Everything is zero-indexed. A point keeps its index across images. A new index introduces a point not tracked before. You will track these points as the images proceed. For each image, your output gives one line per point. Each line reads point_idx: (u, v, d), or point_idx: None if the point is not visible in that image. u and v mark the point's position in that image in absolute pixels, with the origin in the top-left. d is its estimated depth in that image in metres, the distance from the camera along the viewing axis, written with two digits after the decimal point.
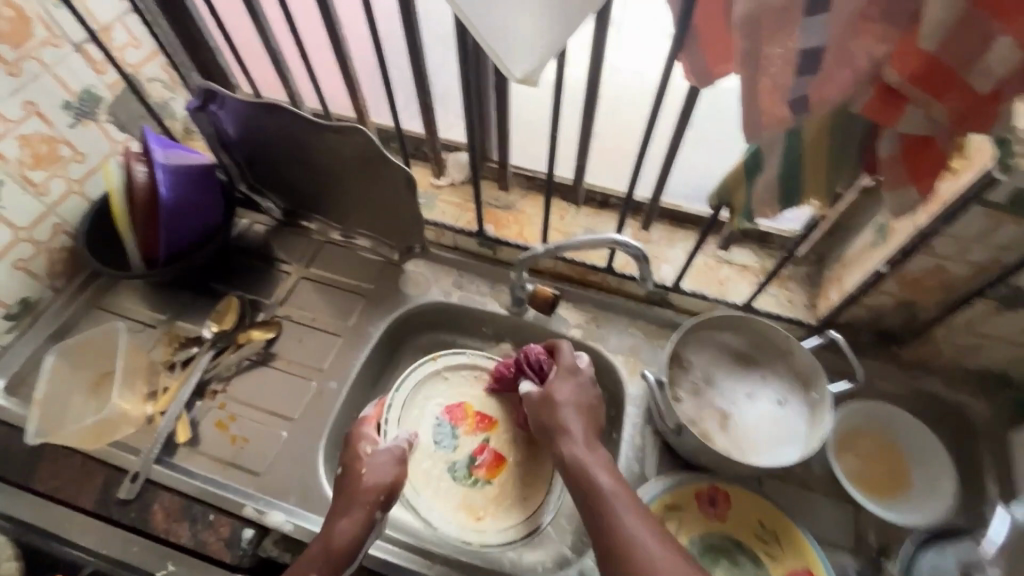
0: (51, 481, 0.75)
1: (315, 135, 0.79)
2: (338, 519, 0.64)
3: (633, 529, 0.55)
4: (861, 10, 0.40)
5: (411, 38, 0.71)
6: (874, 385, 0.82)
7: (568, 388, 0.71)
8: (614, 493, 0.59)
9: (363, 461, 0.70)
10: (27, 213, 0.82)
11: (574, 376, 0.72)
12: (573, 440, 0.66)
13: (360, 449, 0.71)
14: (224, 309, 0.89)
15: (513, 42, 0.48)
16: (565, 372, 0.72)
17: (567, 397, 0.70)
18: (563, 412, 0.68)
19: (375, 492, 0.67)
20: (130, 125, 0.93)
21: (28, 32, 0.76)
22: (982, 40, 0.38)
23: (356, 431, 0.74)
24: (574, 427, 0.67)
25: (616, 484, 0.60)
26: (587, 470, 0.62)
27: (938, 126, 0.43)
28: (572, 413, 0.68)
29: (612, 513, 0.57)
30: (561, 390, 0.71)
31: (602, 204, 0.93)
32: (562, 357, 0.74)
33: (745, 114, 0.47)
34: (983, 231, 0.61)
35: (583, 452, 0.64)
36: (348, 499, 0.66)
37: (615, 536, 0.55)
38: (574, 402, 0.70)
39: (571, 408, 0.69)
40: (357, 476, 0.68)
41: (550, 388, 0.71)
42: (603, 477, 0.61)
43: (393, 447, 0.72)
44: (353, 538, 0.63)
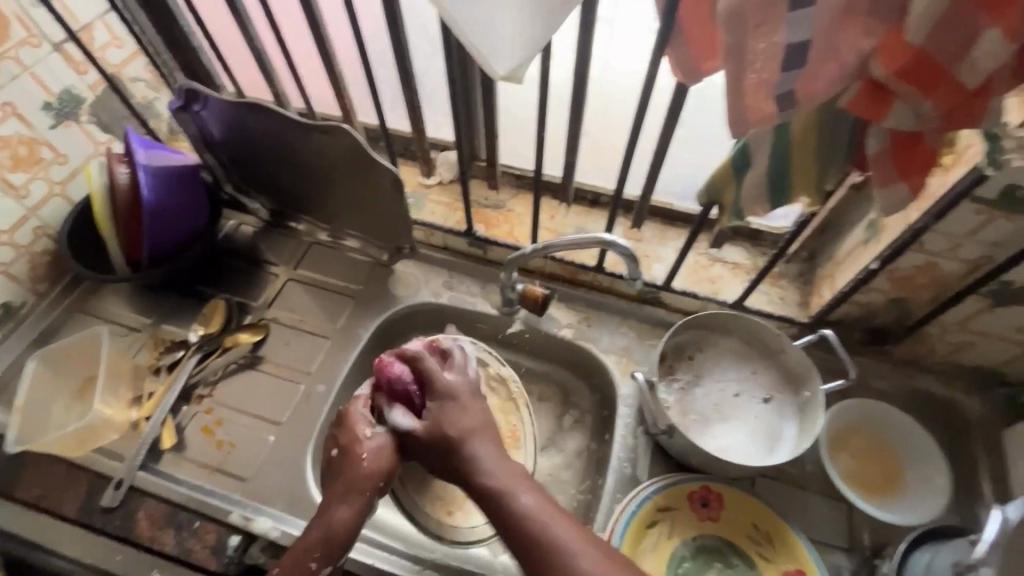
0: (33, 489, 0.74)
1: (301, 135, 0.78)
2: (339, 506, 0.59)
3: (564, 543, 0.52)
4: (847, 3, 0.39)
5: (395, 36, 0.70)
6: (867, 383, 0.81)
7: (459, 414, 0.61)
8: (538, 516, 0.54)
9: (363, 445, 0.62)
10: (7, 216, 0.80)
11: (456, 401, 0.62)
12: (481, 472, 0.57)
13: (358, 431, 0.63)
14: (210, 312, 0.88)
15: (495, 39, 0.47)
16: (444, 397, 0.62)
17: (461, 423, 0.60)
18: (468, 444, 0.59)
19: (378, 478, 0.60)
20: (113, 126, 0.92)
21: (4, 32, 0.74)
22: (970, 35, 0.37)
23: (348, 411, 0.66)
24: (484, 459, 0.58)
25: (540, 505, 0.55)
26: (504, 500, 0.55)
27: (927, 122, 0.42)
28: (477, 440, 0.59)
29: (540, 534, 0.52)
30: (453, 418, 0.61)
31: (592, 203, 0.92)
32: (441, 381, 0.63)
33: (731, 111, 0.46)
34: (974, 228, 0.60)
35: (493, 483, 0.56)
36: (347, 485, 0.60)
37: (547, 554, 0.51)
38: (472, 428, 0.60)
39: (478, 440, 0.59)
40: (357, 461, 0.61)
41: (437, 418, 0.61)
42: (524, 501, 0.55)
43: (394, 427, 0.64)
44: (353, 526, 0.58)
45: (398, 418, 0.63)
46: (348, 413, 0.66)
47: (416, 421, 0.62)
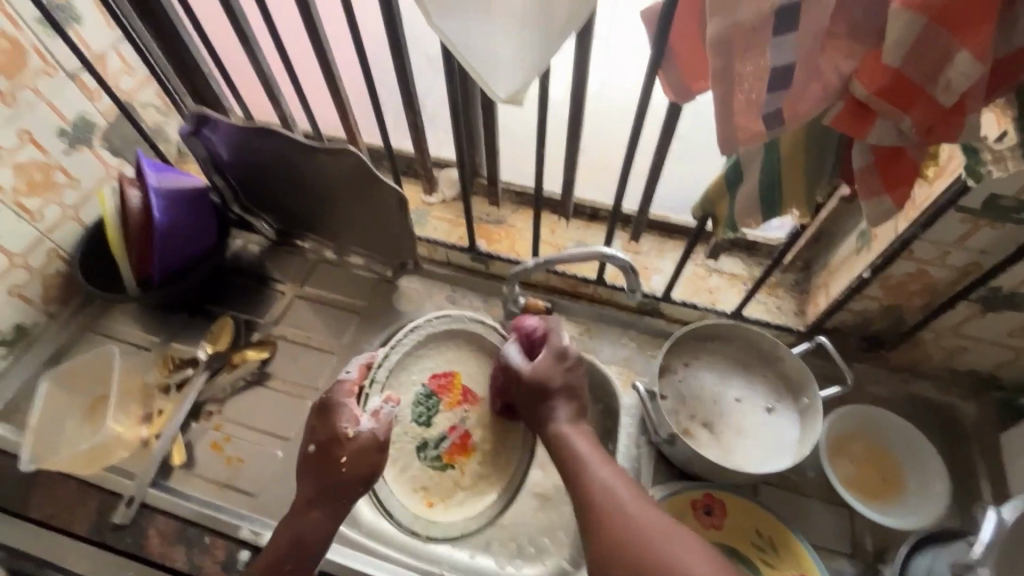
0: (46, 508, 0.75)
1: (308, 157, 0.81)
2: (312, 510, 0.65)
3: (608, 482, 0.60)
4: (827, 28, 0.41)
5: (399, 61, 0.73)
6: (865, 389, 0.83)
7: (559, 369, 0.70)
8: (593, 459, 0.63)
9: (343, 448, 0.66)
10: (21, 239, 0.82)
11: (564, 362, 0.70)
12: (556, 421, 0.67)
13: (340, 427, 0.67)
14: (219, 330, 0.90)
15: (497, 65, 0.50)
16: (557, 353, 0.70)
17: (560, 381, 0.69)
18: (556, 399, 0.68)
19: (351, 485, 0.65)
20: (124, 150, 0.94)
21: (23, 62, 0.77)
22: (943, 56, 0.40)
23: (334, 400, 0.70)
24: (559, 414, 0.68)
25: (596, 453, 0.64)
26: (568, 442, 0.65)
27: (907, 138, 0.44)
28: (562, 398, 0.69)
29: (590, 471, 0.62)
30: (555, 373, 0.69)
31: (591, 217, 0.94)
32: (553, 337, 0.71)
33: (721, 130, 0.48)
34: (961, 236, 0.62)
35: (568, 428, 0.67)
36: (322, 490, 0.65)
37: (592, 488, 0.60)
38: (560, 387, 0.69)
39: (564, 397, 0.69)
40: (335, 465, 0.66)
41: (541, 369, 0.69)
42: (582, 447, 0.64)
43: (375, 427, 0.68)
44: (323, 531, 0.64)
45: (510, 355, 0.72)
46: (333, 404, 0.69)
47: (527, 363, 0.70)
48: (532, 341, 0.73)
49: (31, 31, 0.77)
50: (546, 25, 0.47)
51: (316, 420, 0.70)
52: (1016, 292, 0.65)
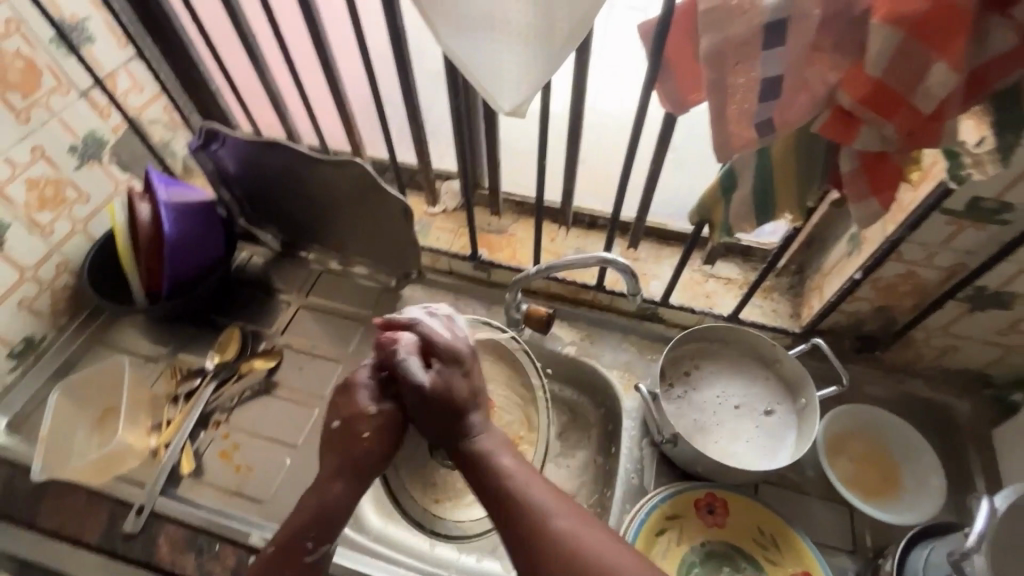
0: (54, 518, 0.75)
1: (314, 170, 0.83)
2: (337, 481, 0.62)
3: (542, 503, 0.54)
4: (813, 42, 0.44)
5: (404, 77, 0.76)
6: (861, 389, 0.85)
7: (459, 375, 0.65)
8: (519, 476, 0.57)
9: (365, 424, 0.65)
10: (32, 253, 0.84)
11: (460, 368, 0.66)
12: (471, 433, 0.62)
13: (360, 405, 0.66)
14: (225, 340, 0.91)
15: (501, 79, 0.53)
16: (450, 359, 0.66)
17: (462, 388, 0.65)
18: (465, 409, 0.63)
19: (375, 459, 0.63)
20: (133, 166, 0.96)
21: (37, 82, 0.79)
22: (921, 67, 0.42)
23: (354, 378, 0.69)
24: (475, 424, 0.63)
25: (520, 467, 0.58)
26: (490, 458, 0.59)
27: (891, 143, 0.47)
28: (469, 407, 0.64)
29: (518, 494, 0.55)
30: (456, 381, 0.65)
31: (590, 225, 0.97)
32: (445, 344, 0.66)
33: (716, 138, 0.51)
34: (947, 237, 0.65)
35: (485, 441, 0.61)
36: (345, 464, 0.63)
37: (522, 511, 0.54)
38: (467, 397, 0.64)
39: (473, 408, 0.64)
40: (357, 438, 0.64)
41: (438, 380, 0.64)
42: (505, 460, 0.59)
43: (396, 406, 0.67)
44: (348, 502, 0.61)
45: (408, 368, 0.64)
46: (354, 383, 0.68)
47: (422, 377, 0.64)
48: (425, 351, 0.66)
49: (47, 51, 0.80)
50: (550, 41, 0.50)
51: (339, 397, 0.68)
52: (1002, 290, 0.68)
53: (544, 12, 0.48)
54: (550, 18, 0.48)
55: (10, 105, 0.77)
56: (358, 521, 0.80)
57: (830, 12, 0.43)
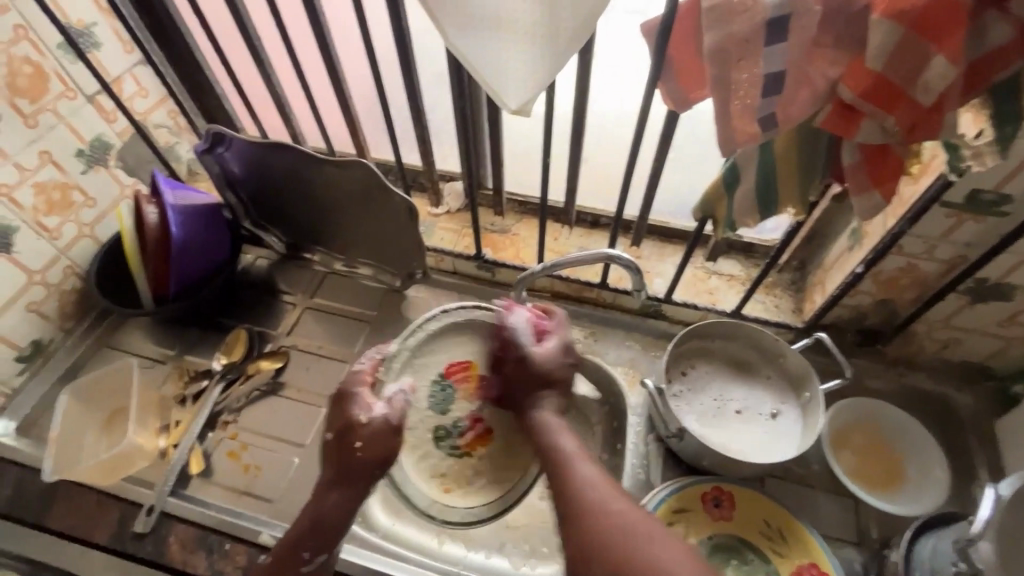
0: (65, 519, 0.76)
1: (319, 171, 0.84)
2: (330, 494, 0.63)
3: (590, 478, 0.57)
4: (814, 38, 0.45)
5: (409, 79, 0.77)
6: (863, 382, 0.86)
7: (561, 362, 0.68)
8: (577, 454, 0.60)
9: (359, 432, 0.66)
10: (40, 256, 0.84)
11: (566, 356, 0.69)
12: (542, 409, 0.66)
13: (353, 415, 0.67)
14: (232, 342, 0.92)
15: (507, 77, 0.54)
16: (565, 347, 0.69)
17: (557, 376, 0.68)
18: (550, 389, 0.67)
19: (369, 467, 0.64)
20: (138, 169, 0.97)
21: (44, 87, 0.80)
22: (921, 60, 0.43)
23: (347, 388, 0.70)
24: (548, 405, 0.66)
25: (581, 449, 0.61)
26: (553, 434, 0.63)
27: (892, 135, 0.48)
28: (557, 390, 0.68)
29: (571, 466, 0.58)
30: (556, 363, 0.68)
31: (593, 224, 0.98)
32: (559, 328, 0.70)
33: (719, 134, 0.52)
34: (947, 230, 0.66)
35: (554, 419, 0.65)
36: (339, 474, 0.64)
37: (571, 482, 0.57)
38: (556, 380, 0.68)
39: (552, 392, 0.67)
40: (350, 450, 0.65)
41: (549, 357, 0.68)
42: (567, 441, 0.62)
43: (389, 412, 0.67)
44: (344, 511, 0.63)
45: (518, 337, 0.69)
46: (347, 393, 0.70)
47: (536, 348, 0.68)
48: (541, 330, 0.70)
49: (55, 57, 0.80)
50: (555, 40, 0.50)
51: (331, 409, 0.70)
52: (1002, 282, 0.68)
53: (549, 12, 0.49)
54: (555, 17, 0.49)
55: (18, 110, 0.78)
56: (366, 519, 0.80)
57: (829, 9, 0.44)
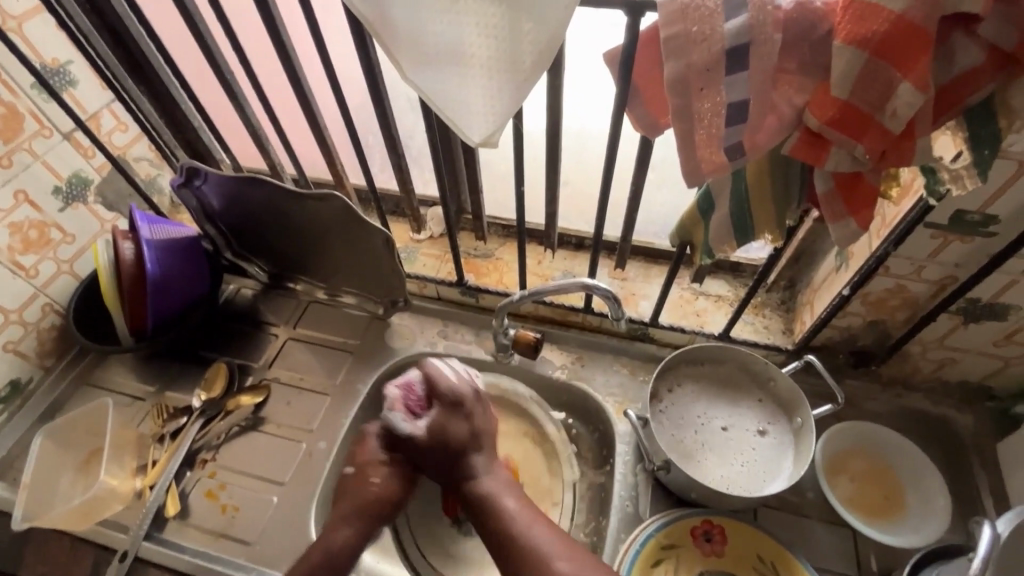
0: (39, 566, 0.75)
1: (296, 203, 0.83)
2: (341, 528, 0.65)
3: (543, 546, 0.58)
4: (777, 65, 0.44)
5: (380, 108, 0.76)
6: (859, 405, 0.83)
7: (458, 420, 0.69)
8: (522, 520, 0.61)
9: (376, 470, 0.69)
10: (16, 296, 0.84)
11: (459, 411, 0.69)
12: (474, 476, 0.66)
13: (372, 453, 0.71)
14: (212, 376, 0.91)
15: (469, 109, 0.51)
16: (450, 405, 0.70)
17: (460, 434, 0.68)
18: (467, 454, 0.67)
19: (382, 504, 0.68)
20: (118, 204, 0.97)
21: (19, 127, 0.80)
22: (887, 86, 0.41)
23: (365, 429, 0.74)
24: (476, 467, 0.67)
25: (524, 511, 0.62)
26: (493, 501, 0.63)
27: (862, 163, 0.46)
28: (472, 450, 0.68)
29: (519, 539, 0.59)
30: (457, 425, 0.68)
31: (577, 246, 0.96)
32: (441, 386, 0.70)
33: (685, 164, 0.50)
34: (934, 251, 0.63)
35: (489, 484, 0.65)
36: (353, 508, 0.67)
37: (525, 558, 0.58)
38: (462, 443, 0.68)
39: (477, 453, 0.68)
40: (366, 484, 0.69)
41: (437, 426, 0.68)
42: (510, 502, 0.63)
43: (403, 455, 0.70)
44: (352, 550, 0.64)
45: (397, 423, 0.69)
46: (366, 434, 0.73)
47: (415, 428, 0.68)
48: (414, 402, 0.71)
49: (29, 97, 0.80)
50: (515, 70, 0.48)
51: (355, 445, 0.73)
52: (995, 302, 0.66)
53: (507, 43, 0.47)
54: (514, 50, 0.47)
55: None
56: None
57: (790, 37, 0.43)
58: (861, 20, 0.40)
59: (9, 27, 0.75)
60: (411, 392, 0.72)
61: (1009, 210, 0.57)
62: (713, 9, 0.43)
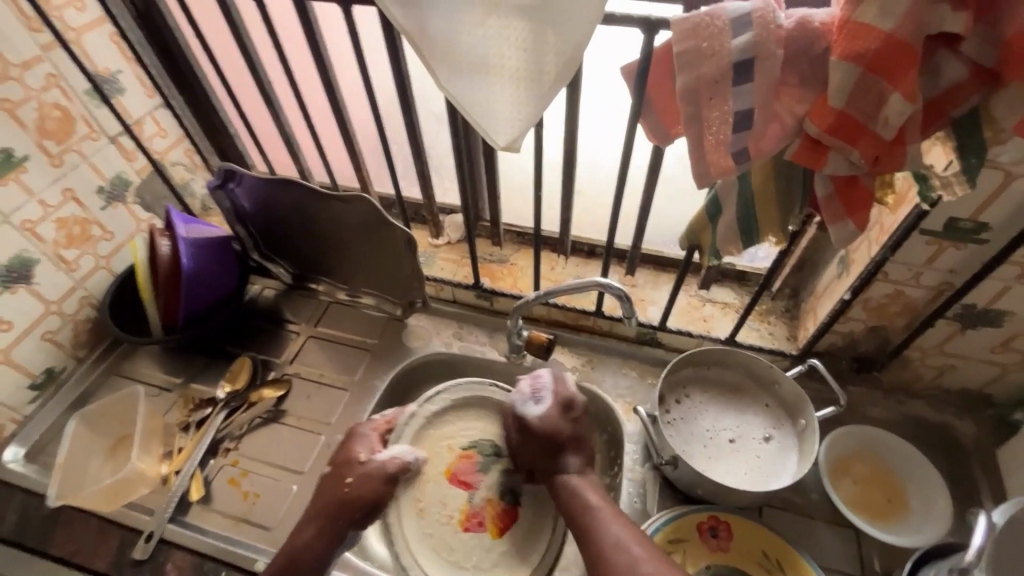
0: (66, 545, 0.78)
1: (325, 206, 0.88)
2: (306, 529, 0.70)
3: (619, 536, 0.61)
4: (780, 78, 0.48)
5: (410, 119, 0.81)
6: (860, 410, 0.86)
7: (566, 420, 0.73)
8: (605, 513, 0.64)
9: (352, 470, 0.74)
10: (58, 287, 0.88)
11: (569, 412, 0.74)
12: (564, 472, 0.70)
13: (355, 454, 0.76)
14: (237, 368, 0.94)
15: (495, 116, 0.56)
16: (564, 404, 0.74)
17: (567, 434, 0.72)
18: (565, 450, 0.72)
19: (354, 507, 0.71)
20: (155, 205, 1.02)
21: (71, 129, 0.86)
22: (879, 98, 0.46)
23: (353, 431, 0.79)
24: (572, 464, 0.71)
25: (607, 506, 0.65)
26: (579, 494, 0.67)
27: (858, 168, 0.50)
28: (572, 448, 0.72)
29: (600, 527, 0.63)
30: (563, 424, 0.73)
31: (589, 254, 1.01)
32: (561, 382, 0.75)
33: (695, 168, 0.54)
34: (929, 257, 0.67)
35: (578, 480, 0.69)
36: (320, 509, 0.71)
37: (599, 542, 0.61)
38: (566, 439, 0.72)
39: (571, 450, 0.72)
40: (340, 484, 0.73)
41: (551, 420, 0.73)
42: (593, 498, 0.66)
43: (389, 460, 0.76)
44: (320, 550, 0.68)
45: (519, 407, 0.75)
46: (355, 434, 0.78)
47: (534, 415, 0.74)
48: (536, 389, 0.76)
49: (82, 102, 0.86)
50: (540, 83, 0.53)
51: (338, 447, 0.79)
52: (990, 308, 0.69)
53: (534, 54, 0.51)
54: (539, 61, 0.52)
55: (45, 151, 0.83)
56: (363, 548, 0.80)
57: (791, 53, 0.48)
58: (855, 38, 0.45)
59: (69, 38, 0.82)
60: (537, 381, 0.77)
61: (999, 218, 0.61)
62: (722, 26, 0.48)
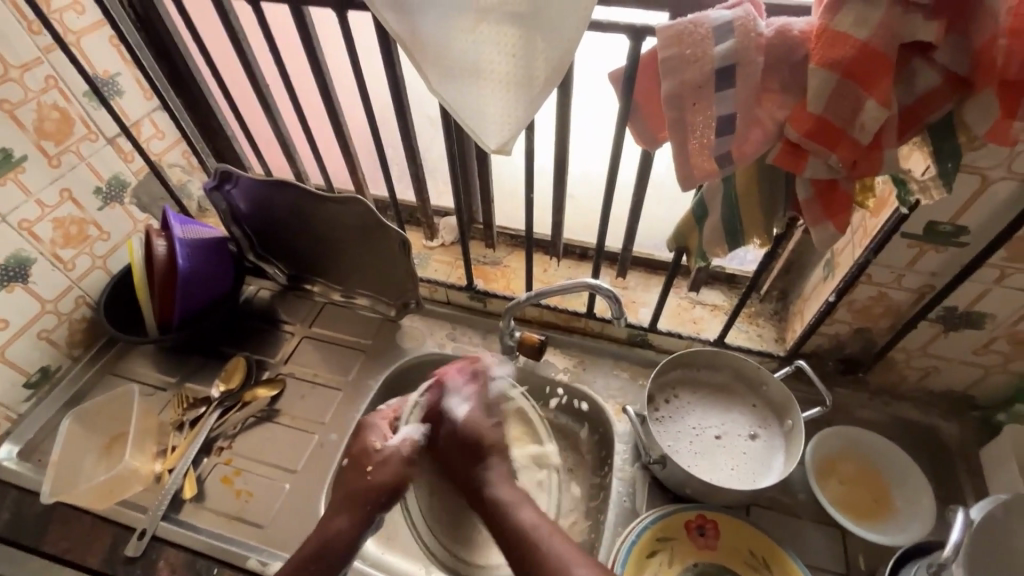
0: (60, 542, 0.78)
1: (320, 207, 0.89)
2: (337, 517, 0.67)
3: (560, 553, 0.59)
4: (761, 84, 0.50)
5: (404, 122, 0.83)
6: (847, 411, 0.87)
7: (489, 425, 0.75)
8: (539, 530, 0.62)
9: (370, 458, 0.71)
10: (54, 287, 0.89)
11: (491, 416, 0.76)
12: (494, 487, 0.69)
13: (369, 443, 0.73)
14: (231, 368, 0.95)
15: (485, 119, 0.57)
16: (485, 407, 0.77)
17: (490, 436, 0.74)
18: (491, 454, 0.72)
19: (378, 492, 0.69)
20: (151, 206, 1.03)
21: (69, 130, 0.87)
22: (855, 104, 0.47)
23: (365, 421, 0.76)
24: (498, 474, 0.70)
25: (541, 522, 0.63)
26: (511, 511, 0.65)
27: (837, 171, 0.51)
28: (496, 454, 0.72)
29: (538, 544, 0.61)
30: (485, 428, 0.74)
31: (581, 256, 1.03)
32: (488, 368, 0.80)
33: (680, 171, 0.56)
34: (911, 260, 0.69)
35: (506, 493, 0.68)
36: (349, 497, 0.69)
37: (539, 559, 0.59)
38: (496, 443, 0.73)
39: (497, 456, 0.72)
40: (361, 472, 0.70)
41: (473, 420, 0.74)
42: (526, 515, 0.64)
43: (403, 443, 0.73)
44: (347, 538, 0.66)
45: (450, 407, 0.76)
46: (366, 425, 0.75)
47: (462, 415, 0.75)
48: (470, 379, 0.79)
49: (81, 104, 0.87)
50: (529, 86, 0.54)
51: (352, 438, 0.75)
52: (971, 310, 0.71)
53: (523, 59, 0.53)
54: (529, 66, 0.53)
55: (43, 151, 0.84)
56: None
57: (772, 59, 0.49)
58: (832, 46, 0.46)
59: (69, 41, 0.83)
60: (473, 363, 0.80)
61: (977, 221, 0.62)
62: (705, 33, 0.49)
